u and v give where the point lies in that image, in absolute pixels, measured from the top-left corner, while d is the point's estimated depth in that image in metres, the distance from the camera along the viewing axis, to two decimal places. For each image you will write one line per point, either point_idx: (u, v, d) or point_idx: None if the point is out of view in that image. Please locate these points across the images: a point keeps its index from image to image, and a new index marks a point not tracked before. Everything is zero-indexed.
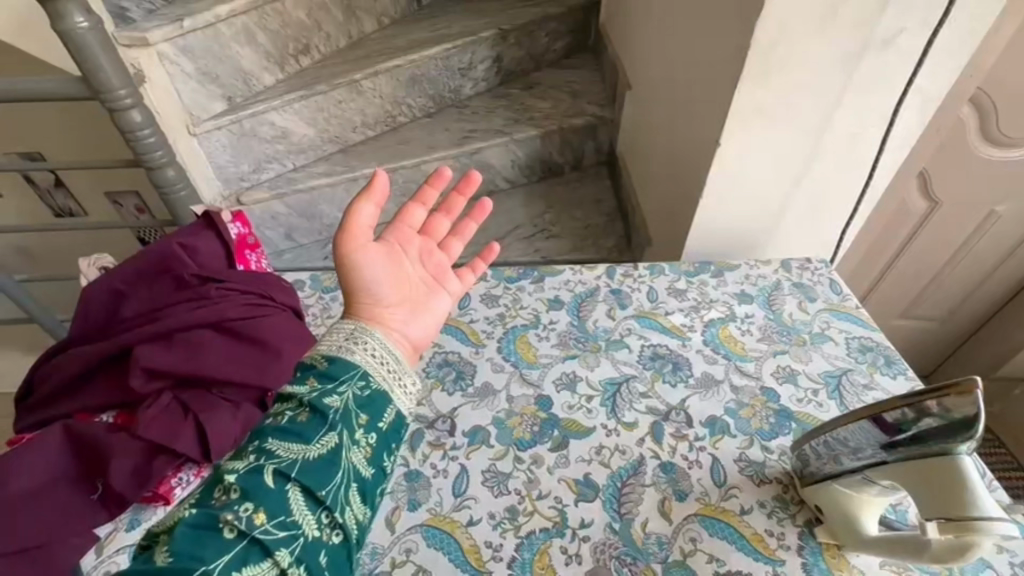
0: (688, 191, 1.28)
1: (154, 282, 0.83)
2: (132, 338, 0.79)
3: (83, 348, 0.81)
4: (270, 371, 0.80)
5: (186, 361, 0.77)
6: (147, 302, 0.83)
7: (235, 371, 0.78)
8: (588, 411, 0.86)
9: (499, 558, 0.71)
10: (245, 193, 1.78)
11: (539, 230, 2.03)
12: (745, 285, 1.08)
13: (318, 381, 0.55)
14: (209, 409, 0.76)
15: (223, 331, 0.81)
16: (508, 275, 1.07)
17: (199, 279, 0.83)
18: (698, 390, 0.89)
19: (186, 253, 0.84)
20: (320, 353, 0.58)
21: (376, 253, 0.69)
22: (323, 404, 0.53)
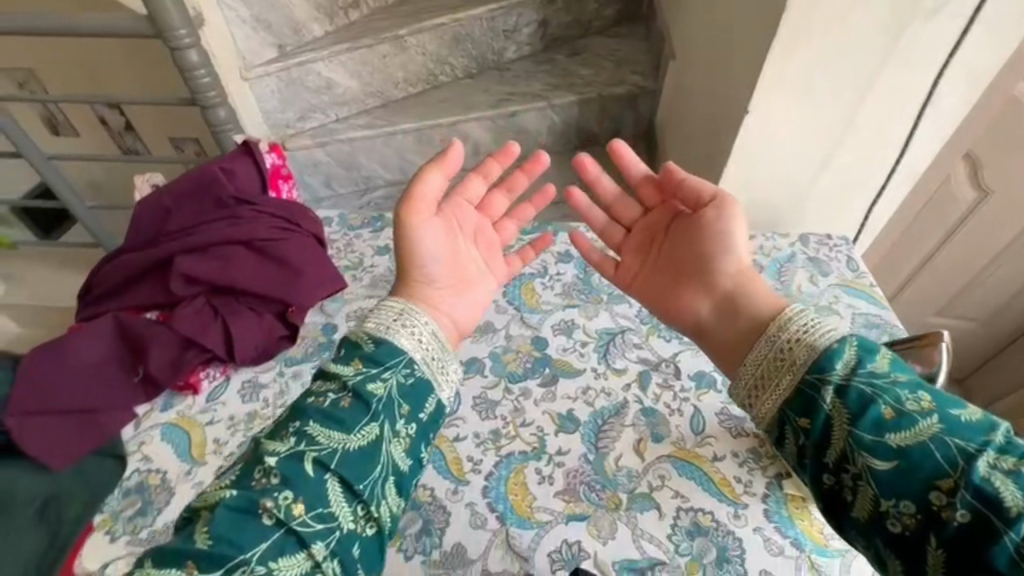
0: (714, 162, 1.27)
1: (197, 200, 0.92)
2: (174, 247, 0.88)
3: (133, 254, 0.92)
4: (290, 288, 0.88)
5: (220, 272, 0.86)
6: (189, 219, 0.92)
7: (261, 286, 0.87)
8: (582, 354, 0.90)
9: (478, 471, 0.78)
10: (290, 139, 1.87)
11: (568, 197, 2.04)
12: (758, 255, 1.09)
13: (363, 365, 0.60)
14: (238, 316, 0.86)
15: (252, 249, 0.89)
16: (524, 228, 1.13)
17: (236, 200, 0.91)
18: (692, 347, 0.90)
19: (225, 176, 0.92)
20: (367, 333, 0.63)
21: (433, 228, 0.74)
22: (366, 391, 0.58)
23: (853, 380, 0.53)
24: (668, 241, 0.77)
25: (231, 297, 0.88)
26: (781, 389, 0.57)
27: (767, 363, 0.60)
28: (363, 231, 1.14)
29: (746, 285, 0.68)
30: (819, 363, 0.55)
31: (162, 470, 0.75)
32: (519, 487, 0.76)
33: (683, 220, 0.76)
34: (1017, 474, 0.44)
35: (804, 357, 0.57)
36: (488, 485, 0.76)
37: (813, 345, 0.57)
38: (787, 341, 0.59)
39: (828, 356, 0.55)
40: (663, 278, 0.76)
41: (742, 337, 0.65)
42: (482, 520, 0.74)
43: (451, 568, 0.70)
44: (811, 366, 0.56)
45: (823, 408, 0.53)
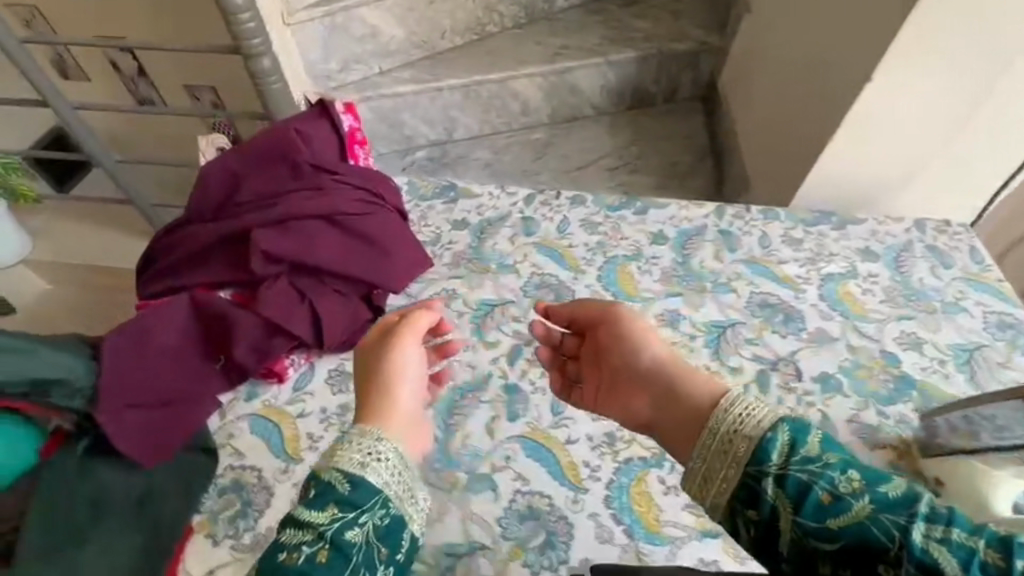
0: (809, 137, 1.13)
1: (270, 167, 0.82)
2: (250, 219, 0.80)
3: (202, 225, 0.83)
4: (380, 270, 0.80)
5: (302, 250, 0.78)
6: (262, 187, 0.82)
7: (348, 266, 0.79)
8: (692, 349, 0.84)
9: (597, 478, 0.70)
10: (332, 93, 1.74)
11: (623, 163, 1.90)
12: (871, 242, 1.00)
13: (339, 509, 0.51)
14: (324, 297, 0.79)
15: (335, 224, 0.80)
16: (610, 204, 1.05)
17: (315, 168, 0.82)
18: (810, 344, 0.84)
19: (302, 139, 0.82)
20: (341, 470, 0.53)
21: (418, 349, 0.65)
22: (343, 541, 0.50)
23: (788, 470, 0.47)
24: (605, 354, 0.69)
25: (310, 275, 0.79)
26: (724, 483, 0.50)
27: (708, 458, 0.52)
28: (436, 202, 1.06)
29: (676, 378, 0.62)
30: (751, 453, 0.49)
31: (256, 469, 0.70)
32: (644, 498, 0.69)
33: (607, 331, 0.69)
34: (952, 542, 0.40)
35: (743, 446, 0.50)
36: (611, 494, 0.69)
37: (746, 436, 0.50)
38: (724, 430, 0.53)
39: (763, 445, 0.49)
40: (616, 394, 0.66)
41: (686, 430, 0.57)
42: (609, 535, 0.66)
43: None
44: (747, 459, 0.49)
45: (764, 500, 0.47)
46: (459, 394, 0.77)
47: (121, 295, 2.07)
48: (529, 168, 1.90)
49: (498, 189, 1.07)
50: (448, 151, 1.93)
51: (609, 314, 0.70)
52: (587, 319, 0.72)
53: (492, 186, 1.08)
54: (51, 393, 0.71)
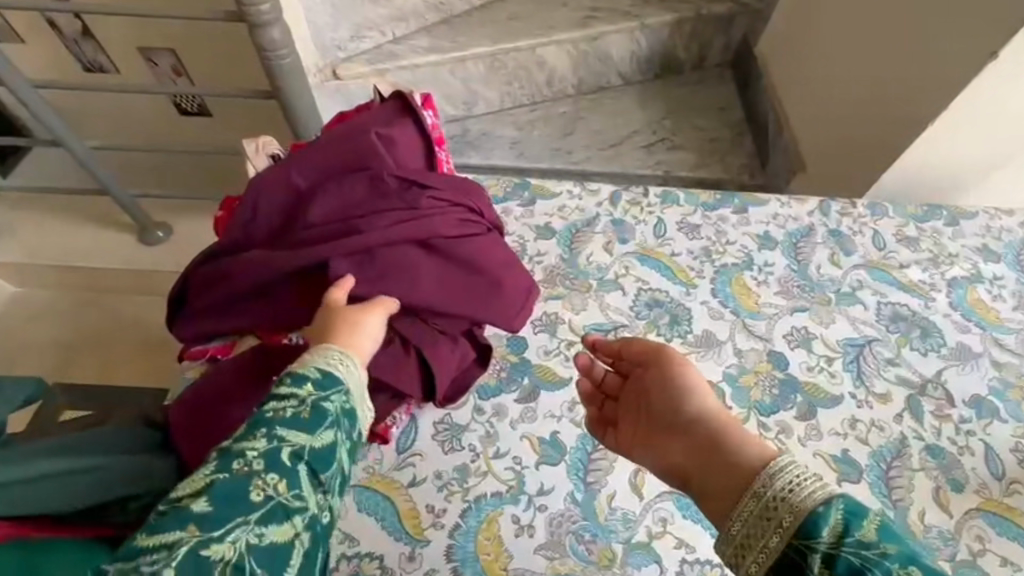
0: (891, 114, 1.08)
1: (341, 181, 0.68)
2: (329, 246, 0.64)
3: (258, 253, 0.67)
4: (490, 304, 0.69)
5: (399, 286, 0.65)
6: (336, 207, 0.67)
7: (453, 301, 0.67)
8: (832, 375, 0.75)
9: None
10: (343, 65, 1.53)
11: (659, 138, 1.76)
12: (988, 239, 0.92)
13: (315, 386, 0.53)
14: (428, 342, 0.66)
15: (433, 251, 0.67)
16: (705, 201, 0.93)
17: (402, 181, 0.68)
18: (954, 362, 0.77)
19: (385, 148, 0.69)
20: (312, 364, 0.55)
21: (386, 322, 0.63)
22: (322, 405, 0.52)
23: (839, 550, 0.38)
24: (648, 398, 0.60)
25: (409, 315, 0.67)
26: (764, 553, 0.42)
27: (742, 522, 0.44)
28: (510, 204, 0.92)
29: (724, 427, 0.52)
30: (798, 525, 0.41)
31: (378, 555, 0.61)
32: None
33: (658, 372, 0.60)
34: None
35: (788, 518, 0.41)
36: None
37: (793, 507, 0.42)
38: (767, 495, 0.43)
39: (811, 518, 0.40)
40: (649, 442, 0.57)
41: (713, 486, 0.48)
42: None
43: None
44: (793, 530, 0.41)
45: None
46: (590, 444, 0.67)
47: (97, 300, 1.80)
48: (558, 147, 1.73)
49: (578, 186, 0.94)
50: (469, 128, 1.76)
51: (658, 355, 0.61)
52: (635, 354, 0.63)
53: (571, 182, 0.94)
54: (129, 508, 0.57)
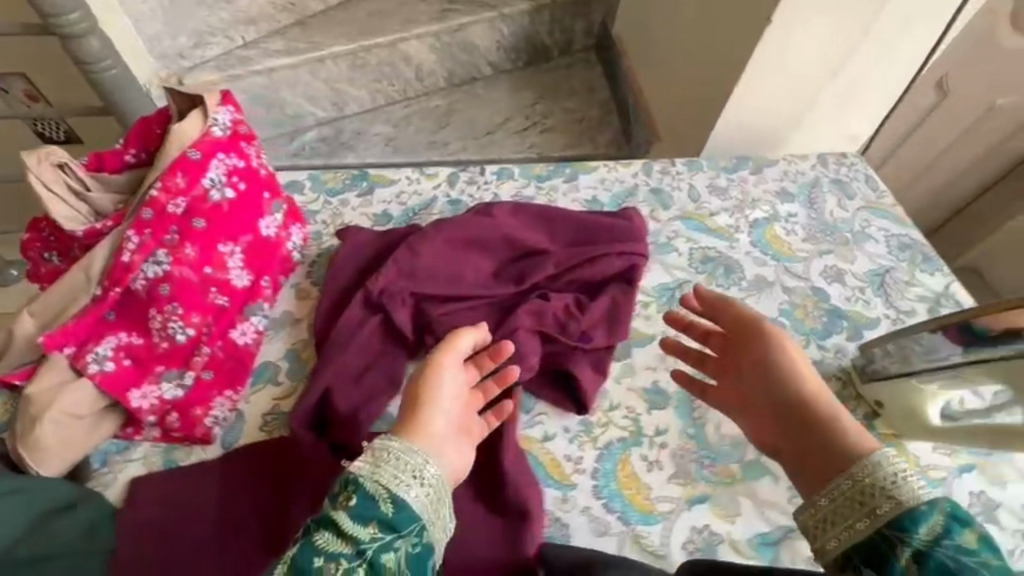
0: (705, 83, 1.23)
1: (469, 238, 0.78)
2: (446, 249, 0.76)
3: (414, 248, 0.74)
4: (473, 280, 0.76)
5: (451, 257, 0.76)
6: (472, 233, 0.78)
7: (474, 271, 0.77)
8: (647, 317, 0.82)
9: (581, 471, 0.67)
10: (189, 74, 1.47)
11: (531, 123, 1.82)
12: (785, 182, 1.04)
13: (379, 529, 0.48)
14: (440, 270, 0.75)
15: (489, 252, 0.79)
16: (539, 173, 1.01)
17: (504, 240, 0.79)
18: (751, 293, 0.87)
19: (510, 236, 0.79)
20: (386, 490, 0.50)
21: (452, 378, 0.62)
22: (380, 562, 0.47)
23: (934, 547, 0.44)
24: (800, 414, 0.61)
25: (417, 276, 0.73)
26: (850, 531, 0.51)
27: (833, 499, 0.53)
28: (347, 196, 0.94)
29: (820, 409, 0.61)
30: (894, 514, 0.49)
31: None
32: (632, 480, 0.67)
33: (761, 374, 0.65)
34: None
35: (885, 506, 0.50)
36: (598, 484, 0.66)
37: (896, 497, 0.50)
38: (867, 483, 0.52)
39: (910, 514, 0.47)
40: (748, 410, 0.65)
41: (813, 448, 0.59)
42: (605, 526, 0.64)
43: None
44: (888, 519, 0.49)
45: (893, 563, 0.46)
46: None
47: None
48: (434, 139, 1.76)
49: (416, 172, 0.99)
50: (342, 129, 1.75)
51: (731, 301, 0.71)
52: (717, 314, 0.70)
53: (409, 169, 0.99)
54: None
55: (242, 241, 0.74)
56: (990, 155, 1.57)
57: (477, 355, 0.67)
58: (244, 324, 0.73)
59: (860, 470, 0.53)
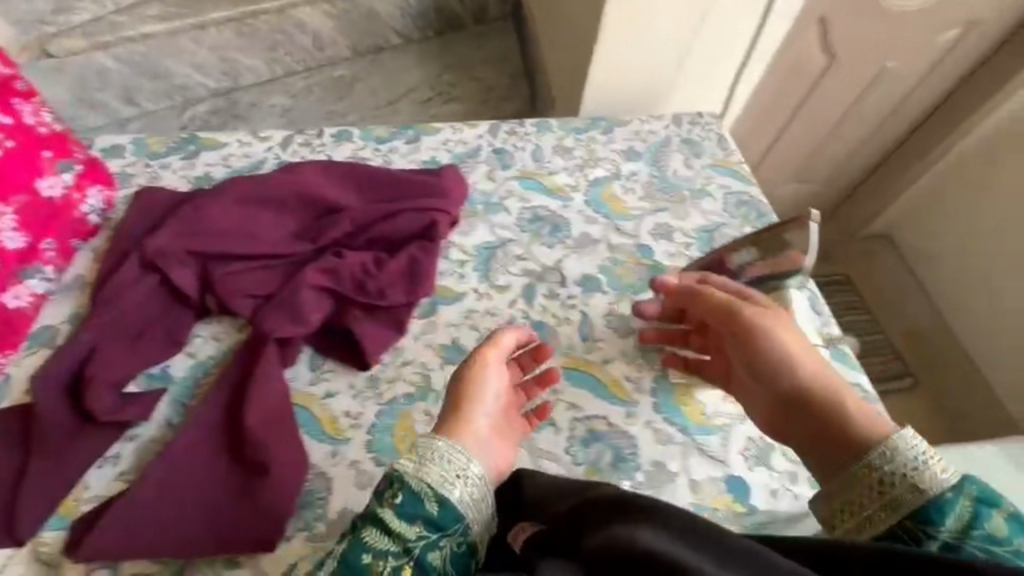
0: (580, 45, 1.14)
1: (264, 195, 0.76)
2: (235, 207, 0.74)
3: (197, 208, 0.72)
4: (266, 237, 0.74)
5: (240, 215, 0.74)
6: (266, 190, 0.76)
7: (267, 229, 0.74)
8: (461, 276, 0.81)
9: (358, 426, 0.67)
10: (55, 43, 1.43)
11: (435, 94, 1.73)
12: (635, 141, 1.03)
13: (424, 527, 0.52)
14: (227, 228, 0.73)
15: (287, 210, 0.77)
16: (380, 136, 0.98)
17: (302, 197, 0.77)
18: (576, 250, 0.86)
19: (309, 192, 0.77)
20: (431, 491, 0.53)
21: (498, 374, 0.63)
22: (426, 560, 0.51)
23: (965, 540, 0.45)
24: (802, 404, 0.58)
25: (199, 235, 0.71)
26: (872, 520, 0.50)
27: (847, 484, 0.52)
28: (170, 159, 0.91)
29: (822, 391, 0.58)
30: (922, 503, 0.48)
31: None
32: (407, 433, 0.67)
33: (749, 363, 0.62)
34: None
35: (909, 496, 0.49)
36: (372, 438, 0.66)
37: (917, 487, 0.49)
38: (887, 476, 0.50)
39: (936, 504, 0.47)
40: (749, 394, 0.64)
41: (820, 440, 0.56)
42: (371, 478, 0.64)
43: None
44: (911, 511, 0.48)
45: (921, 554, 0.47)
46: (199, 372, 0.69)
47: None
48: (334, 110, 1.65)
49: (249, 135, 0.96)
50: (237, 101, 1.62)
51: (702, 287, 0.69)
52: (706, 301, 0.66)
53: (241, 132, 0.96)
54: None
55: (15, 202, 0.72)
56: (886, 121, 1.70)
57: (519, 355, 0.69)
58: (16, 287, 0.71)
59: (881, 461, 0.51)
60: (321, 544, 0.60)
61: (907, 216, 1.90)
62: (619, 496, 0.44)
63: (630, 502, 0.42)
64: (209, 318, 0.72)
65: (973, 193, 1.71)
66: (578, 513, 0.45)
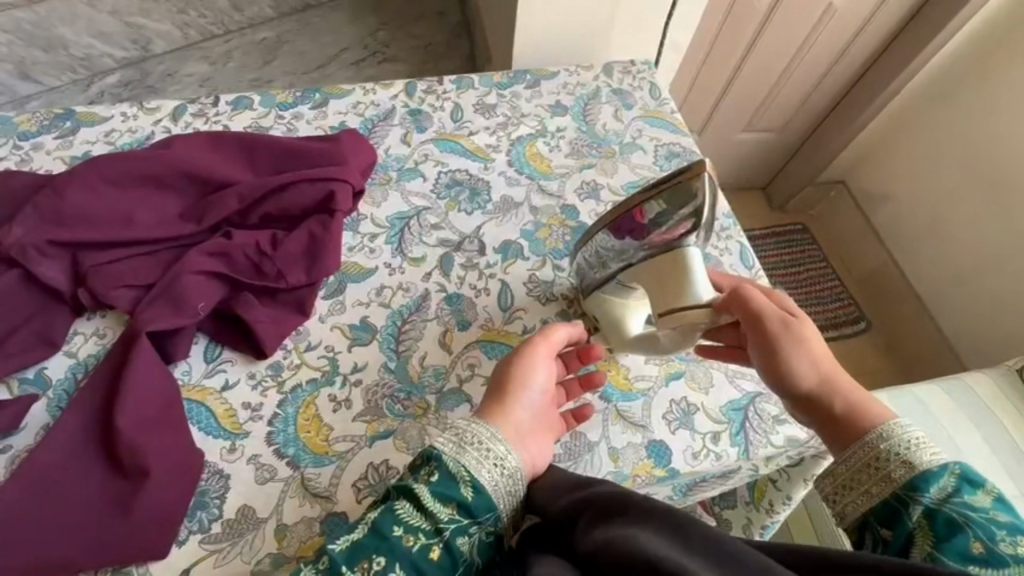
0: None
1: (138, 174, 0.69)
2: (107, 190, 0.68)
3: (61, 193, 0.66)
4: (141, 221, 0.67)
5: (112, 197, 0.68)
6: (140, 168, 0.69)
7: (142, 211, 0.68)
8: (371, 251, 0.76)
9: (259, 418, 0.63)
10: None
11: (370, 53, 1.58)
12: (562, 95, 0.97)
13: (458, 512, 0.50)
14: (95, 212, 0.66)
15: (167, 189, 0.70)
16: (281, 100, 0.89)
17: (181, 173, 0.70)
18: (496, 216, 0.81)
19: (188, 167, 0.70)
20: (470, 476, 0.51)
21: (549, 371, 0.61)
22: (456, 546, 0.49)
23: (944, 505, 0.47)
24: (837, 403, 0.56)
25: (63, 222, 0.65)
26: (866, 496, 0.51)
27: (848, 466, 0.53)
28: (43, 138, 0.82)
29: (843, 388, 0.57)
30: (909, 478, 0.50)
31: None
32: (312, 422, 0.63)
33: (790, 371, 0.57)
34: None
35: (898, 471, 0.50)
36: (273, 430, 0.62)
37: (910, 462, 0.50)
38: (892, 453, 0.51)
39: (923, 475, 0.49)
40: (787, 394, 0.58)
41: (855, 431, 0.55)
42: (271, 472, 0.60)
43: (239, 535, 0.57)
44: (902, 482, 0.50)
45: (905, 522, 0.48)
46: (80, 372, 0.63)
47: None
48: (256, 77, 1.48)
49: (134, 107, 0.87)
50: (149, 71, 1.43)
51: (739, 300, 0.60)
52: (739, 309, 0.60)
53: (125, 104, 0.86)
54: None
55: None
56: (838, 64, 1.67)
57: (566, 352, 0.67)
58: None
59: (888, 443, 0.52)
60: (215, 548, 0.56)
61: (857, 162, 1.90)
62: (613, 497, 0.49)
63: (625, 501, 0.48)
64: (90, 313, 0.66)
65: (919, 135, 1.73)
66: (572, 513, 0.50)
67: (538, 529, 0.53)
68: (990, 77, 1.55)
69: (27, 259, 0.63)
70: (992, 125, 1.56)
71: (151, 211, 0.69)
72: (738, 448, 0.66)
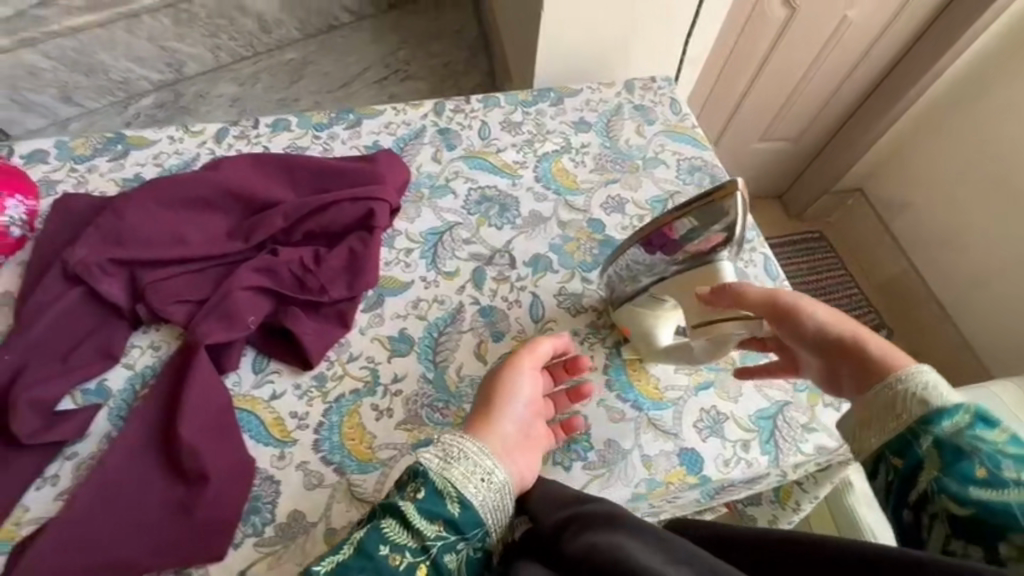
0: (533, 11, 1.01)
1: (189, 195, 0.73)
2: (161, 211, 0.72)
3: (119, 215, 0.70)
4: (193, 240, 0.71)
5: (165, 217, 0.72)
6: (191, 190, 0.73)
7: (194, 230, 0.72)
8: (407, 265, 0.79)
9: (306, 426, 0.66)
10: None
11: (392, 71, 1.63)
12: (585, 112, 1.00)
13: (444, 529, 0.51)
14: (151, 232, 0.70)
15: (215, 209, 0.74)
16: (318, 122, 0.93)
17: (228, 194, 0.74)
18: (525, 230, 0.84)
19: (236, 188, 0.74)
20: (455, 492, 0.53)
21: (532, 382, 0.63)
22: (442, 564, 0.51)
23: (957, 434, 0.45)
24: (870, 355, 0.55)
25: (123, 242, 0.69)
26: (882, 431, 0.50)
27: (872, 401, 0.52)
28: (97, 161, 0.86)
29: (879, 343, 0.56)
30: (924, 410, 0.47)
31: None
32: (356, 430, 0.66)
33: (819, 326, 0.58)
34: None
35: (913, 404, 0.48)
36: (319, 438, 0.65)
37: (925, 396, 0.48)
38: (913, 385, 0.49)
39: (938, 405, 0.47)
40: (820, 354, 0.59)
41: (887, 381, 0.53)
42: (319, 478, 0.63)
43: (291, 538, 0.60)
44: (916, 412, 0.48)
45: (916, 450, 0.46)
46: (138, 383, 0.67)
47: None
48: (284, 97, 1.54)
49: (180, 130, 0.91)
50: (182, 93, 1.49)
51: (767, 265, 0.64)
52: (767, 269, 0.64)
53: (171, 128, 0.91)
54: None
55: None
56: (854, 74, 1.68)
57: (553, 363, 0.69)
58: None
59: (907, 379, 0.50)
60: (269, 550, 0.59)
61: (874, 170, 1.91)
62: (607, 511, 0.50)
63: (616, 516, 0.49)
64: (146, 327, 0.70)
65: (936, 142, 1.73)
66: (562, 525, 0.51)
67: (527, 539, 0.54)
68: (1007, 85, 1.55)
69: (91, 278, 0.67)
70: (1010, 132, 1.56)
71: (202, 230, 0.73)
72: (768, 456, 0.68)
